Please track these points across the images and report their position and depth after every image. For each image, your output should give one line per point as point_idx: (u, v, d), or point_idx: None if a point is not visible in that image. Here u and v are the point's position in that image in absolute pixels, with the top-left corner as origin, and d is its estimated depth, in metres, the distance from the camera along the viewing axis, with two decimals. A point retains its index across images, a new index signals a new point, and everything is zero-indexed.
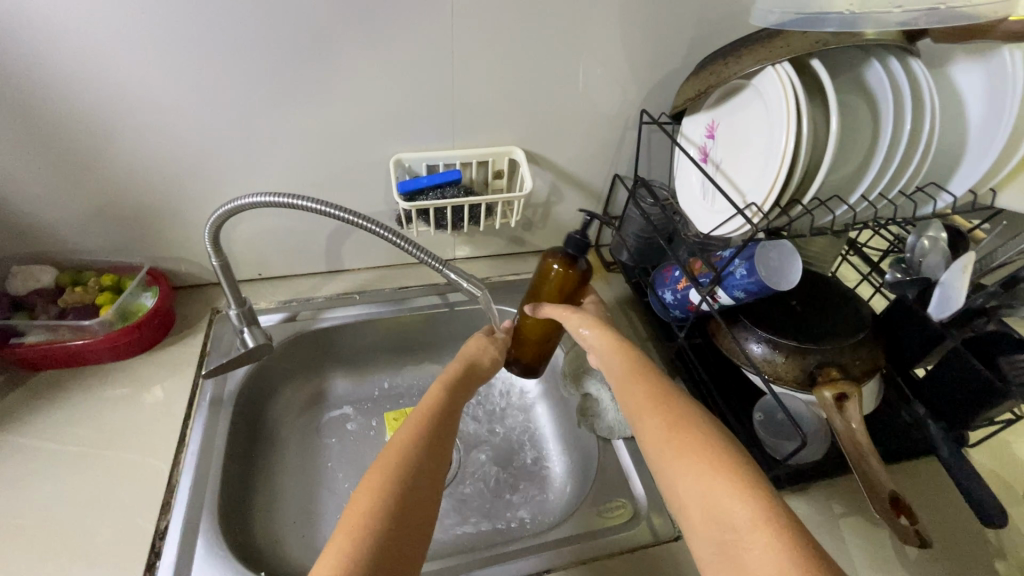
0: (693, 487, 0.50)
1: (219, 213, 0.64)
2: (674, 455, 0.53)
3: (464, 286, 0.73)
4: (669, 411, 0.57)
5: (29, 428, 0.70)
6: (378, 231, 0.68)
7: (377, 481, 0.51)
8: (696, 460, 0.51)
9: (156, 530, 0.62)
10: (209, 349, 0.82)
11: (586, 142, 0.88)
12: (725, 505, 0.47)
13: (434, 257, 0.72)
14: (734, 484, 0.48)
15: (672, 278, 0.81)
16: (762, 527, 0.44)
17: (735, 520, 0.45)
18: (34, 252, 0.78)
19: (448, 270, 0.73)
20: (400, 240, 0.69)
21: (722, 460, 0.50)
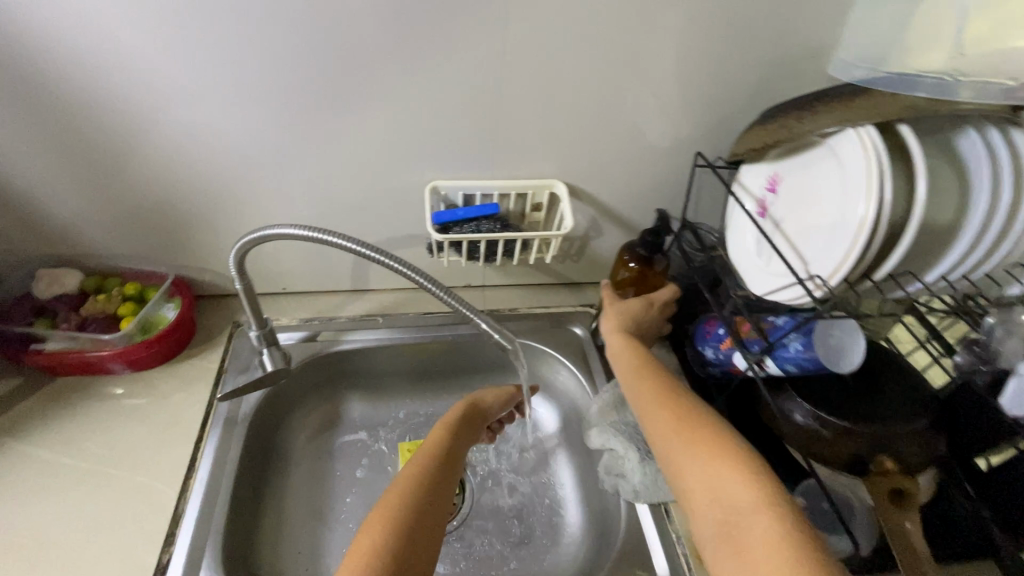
0: (698, 473, 0.56)
1: (244, 241, 0.62)
2: (681, 444, 0.59)
3: (482, 324, 0.72)
4: (671, 405, 0.64)
5: (42, 437, 0.69)
6: (407, 272, 0.66)
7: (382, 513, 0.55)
8: (707, 448, 0.57)
9: (157, 563, 0.61)
10: (226, 365, 0.80)
11: (632, 179, 0.83)
12: (728, 487, 0.53)
13: (451, 295, 0.69)
14: (736, 470, 0.54)
15: (715, 333, 0.75)
16: (760, 509, 0.50)
17: (738, 498, 0.52)
18: (62, 255, 0.77)
19: (467, 309, 0.71)
20: (424, 280, 0.68)
21: (723, 451, 0.56)
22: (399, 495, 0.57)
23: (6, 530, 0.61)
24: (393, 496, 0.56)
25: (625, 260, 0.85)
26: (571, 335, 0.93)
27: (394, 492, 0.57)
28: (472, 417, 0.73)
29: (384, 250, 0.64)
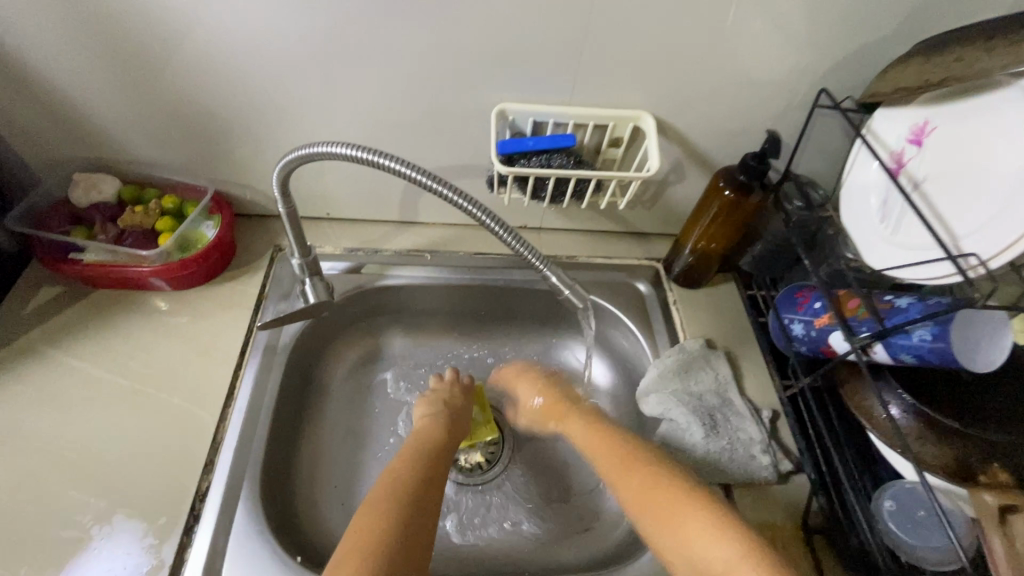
0: (671, 541, 0.57)
1: (290, 158, 0.54)
2: (660, 526, 0.58)
3: (535, 262, 0.64)
4: (652, 480, 0.61)
5: (83, 351, 0.67)
6: (469, 208, 0.58)
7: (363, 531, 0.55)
8: (671, 511, 0.58)
9: (196, 490, 0.59)
10: (267, 291, 0.76)
11: (731, 117, 0.71)
12: (701, 552, 0.54)
13: (503, 228, 0.62)
14: (698, 502, 0.58)
15: (809, 306, 0.67)
16: (739, 563, 0.52)
17: (719, 563, 0.53)
18: (98, 159, 0.72)
19: (519, 244, 0.63)
20: (479, 213, 0.60)
21: (687, 497, 0.58)
22: (376, 517, 0.57)
23: (50, 441, 0.60)
24: (371, 513, 0.57)
25: (718, 187, 0.73)
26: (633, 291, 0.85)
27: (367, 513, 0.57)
28: (443, 420, 0.72)
29: (450, 183, 0.57)
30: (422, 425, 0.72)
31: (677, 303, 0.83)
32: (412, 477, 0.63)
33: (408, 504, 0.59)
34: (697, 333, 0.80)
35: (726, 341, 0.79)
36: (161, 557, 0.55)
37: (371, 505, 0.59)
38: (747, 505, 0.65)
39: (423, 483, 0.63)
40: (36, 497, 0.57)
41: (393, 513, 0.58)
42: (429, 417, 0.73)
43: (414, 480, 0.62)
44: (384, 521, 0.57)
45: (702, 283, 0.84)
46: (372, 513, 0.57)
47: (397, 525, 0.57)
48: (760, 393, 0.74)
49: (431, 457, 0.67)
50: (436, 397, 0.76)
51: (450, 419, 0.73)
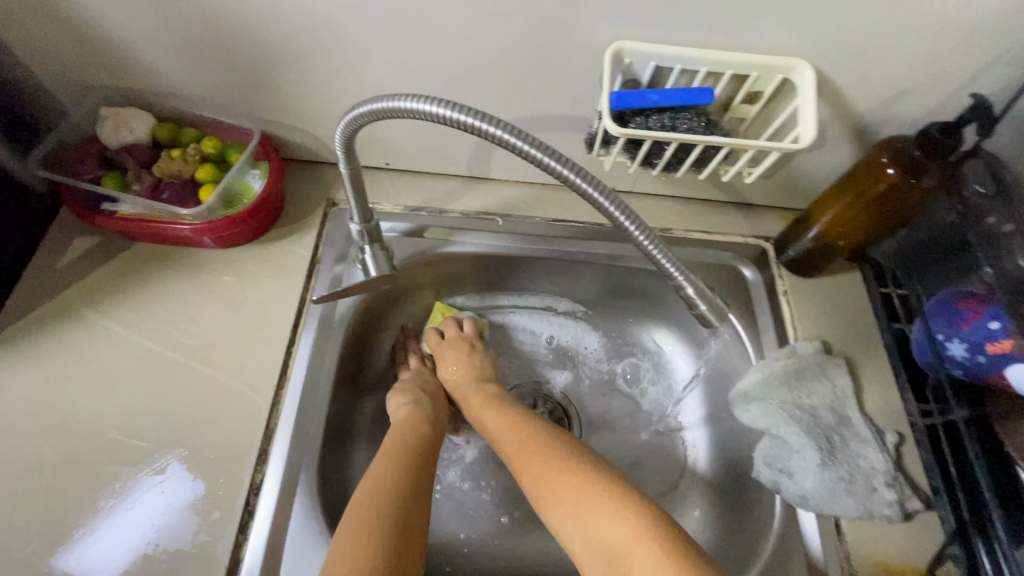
0: (561, 517, 0.51)
1: (361, 113, 0.42)
2: (548, 498, 0.53)
3: (638, 238, 0.46)
4: (542, 450, 0.56)
5: (124, 315, 0.60)
6: (586, 189, 0.44)
7: (355, 541, 0.48)
8: (562, 489, 0.52)
9: (250, 482, 0.54)
10: (320, 254, 0.66)
11: (910, 70, 0.54)
12: (602, 528, 0.49)
13: (598, 187, 0.44)
14: (599, 487, 0.51)
15: (977, 325, 0.54)
16: (640, 541, 0.47)
17: (611, 538, 0.48)
18: (129, 89, 0.61)
19: (619, 211, 0.45)
20: (573, 175, 0.43)
21: (579, 470, 0.53)
22: (362, 531, 0.48)
23: (95, 417, 0.55)
24: (359, 521, 0.49)
25: (879, 162, 0.60)
26: (736, 275, 0.72)
27: (362, 513, 0.50)
28: (420, 413, 0.64)
29: (532, 135, 0.42)
30: (403, 415, 0.63)
31: (788, 294, 0.70)
32: (392, 477, 0.54)
33: (392, 513, 0.51)
34: (812, 332, 0.68)
35: (847, 345, 0.67)
36: (216, 555, 0.50)
37: (358, 511, 0.50)
38: (861, 544, 0.57)
39: (405, 485, 0.54)
40: (84, 479, 0.52)
41: (377, 525, 0.49)
42: (409, 406, 0.64)
43: (395, 484, 0.53)
44: (367, 537, 0.48)
45: (816, 272, 0.71)
46: (357, 524, 0.49)
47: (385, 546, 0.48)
48: (885, 411, 0.63)
49: (417, 455, 0.58)
50: (413, 381, 0.68)
51: (427, 412, 0.64)
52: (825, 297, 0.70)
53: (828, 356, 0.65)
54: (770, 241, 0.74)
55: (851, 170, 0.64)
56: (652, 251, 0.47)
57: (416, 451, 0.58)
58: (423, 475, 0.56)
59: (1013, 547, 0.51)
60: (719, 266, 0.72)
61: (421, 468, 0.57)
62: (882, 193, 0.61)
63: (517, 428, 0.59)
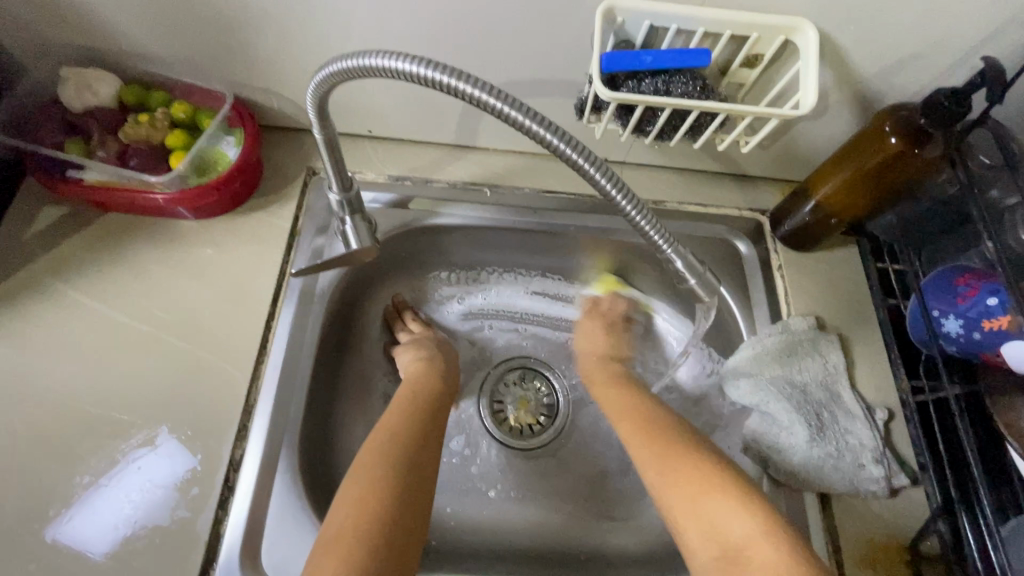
0: (689, 517, 0.51)
1: (333, 72, 0.39)
2: (682, 495, 0.52)
3: (624, 207, 0.44)
4: (661, 440, 0.56)
5: (97, 288, 0.58)
6: (578, 159, 0.41)
7: (361, 488, 0.48)
8: (688, 484, 0.52)
9: (229, 458, 0.53)
10: (301, 226, 0.64)
11: (918, 32, 0.52)
12: (725, 522, 0.49)
13: (583, 153, 0.41)
14: (720, 483, 0.51)
15: (974, 301, 0.52)
16: (761, 538, 0.47)
17: (735, 530, 0.48)
18: (92, 49, 0.58)
19: (607, 180, 0.42)
20: (558, 140, 0.40)
21: (689, 460, 0.54)
22: (372, 475, 0.49)
23: (69, 393, 0.54)
24: (371, 469, 0.50)
25: (881, 132, 0.57)
26: (730, 249, 0.70)
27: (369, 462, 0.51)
28: (431, 369, 0.64)
29: (513, 97, 0.39)
30: (415, 369, 0.63)
31: (782, 268, 0.69)
32: (405, 428, 0.55)
33: (406, 461, 0.52)
34: (805, 308, 0.66)
35: (840, 320, 0.66)
36: (196, 531, 0.50)
37: (370, 459, 0.51)
38: (845, 520, 0.57)
39: (418, 434, 0.55)
40: (60, 455, 0.51)
41: (390, 471, 0.50)
42: (422, 361, 0.64)
43: (410, 435, 0.54)
44: (379, 482, 0.49)
45: (812, 247, 0.69)
46: (370, 470, 0.50)
47: (397, 487, 0.49)
48: (875, 387, 0.62)
49: (429, 409, 0.59)
50: (421, 339, 0.67)
51: (438, 370, 0.64)
52: (819, 272, 0.68)
53: (822, 333, 0.64)
54: (766, 215, 0.72)
55: (854, 139, 0.60)
56: (640, 221, 0.44)
57: (431, 407, 0.59)
58: (431, 427, 0.57)
59: (998, 524, 0.49)
60: (712, 239, 0.70)
61: (434, 422, 0.58)
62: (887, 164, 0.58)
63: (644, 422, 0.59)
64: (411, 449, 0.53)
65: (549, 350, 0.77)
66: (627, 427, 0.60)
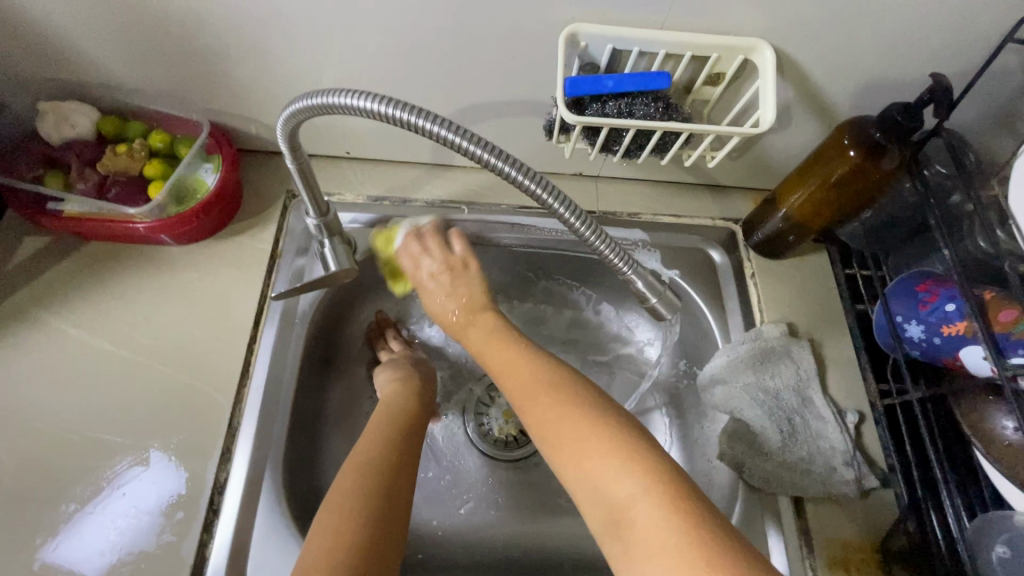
0: (578, 480, 0.44)
1: (300, 109, 0.41)
2: (563, 444, 0.45)
3: (574, 224, 0.45)
4: (555, 400, 0.47)
5: (79, 317, 0.59)
6: (534, 192, 0.43)
7: (341, 512, 0.48)
8: (574, 437, 0.45)
9: (214, 481, 0.54)
10: (281, 248, 0.65)
11: (875, 49, 0.54)
12: (601, 477, 0.42)
13: (537, 180, 0.43)
14: (591, 433, 0.44)
15: (933, 307, 0.54)
16: (651, 495, 0.40)
17: (618, 490, 0.41)
18: (70, 82, 0.59)
19: (563, 207, 0.44)
20: (513, 170, 0.42)
21: (584, 414, 0.46)
22: (349, 504, 0.49)
23: (54, 421, 0.55)
24: (349, 499, 0.49)
25: (842, 144, 0.59)
26: (704, 258, 0.72)
27: (348, 486, 0.50)
28: (408, 391, 0.64)
29: (468, 130, 0.40)
30: (391, 390, 0.64)
31: (755, 276, 0.70)
32: (386, 450, 0.55)
33: (383, 488, 0.51)
34: (778, 315, 0.68)
35: (812, 326, 0.67)
36: (181, 555, 0.51)
37: (347, 487, 0.50)
38: (818, 522, 0.58)
39: (394, 460, 0.54)
40: (45, 484, 0.52)
41: (369, 494, 0.50)
42: (398, 382, 0.65)
43: (385, 461, 0.54)
44: (357, 511, 0.48)
45: (784, 255, 0.71)
46: (344, 499, 0.49)
47: (373, 515, 0.48)
48: (846, 391, 0.64)
49: (402, 433, 0.58)
50: (399, 361, 0.68)
51: (416, 388, 0.65)
52: (790, 278, 0.70)
53: (794, 339, 0.65)
54: (738, 224, 0.73)
55: (817, 150, 0.62)
56: (596, 242, 0.46)
57: (406, 429, 0.59)
58: (409, 445, 0.57)
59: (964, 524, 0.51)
60: (686, 249, 0.72)
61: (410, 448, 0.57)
62: (850, 175, 0.59)
63: (540, 375, 0.50)
64: (388, 477, 0.52)
65: None
66: (512, 386, 0.52)
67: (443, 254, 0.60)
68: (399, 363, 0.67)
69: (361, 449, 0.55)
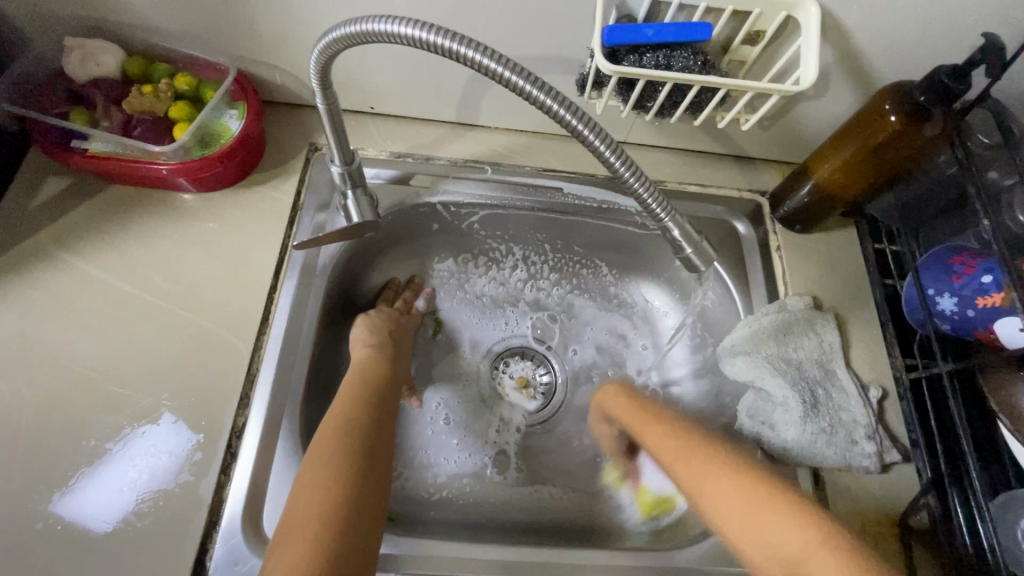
0: (753, 542, 0.47)
1: (336, 36, 0.39)
2: (741, 526, 0.48)
3: (627, 178, 0.44)
4: (728, 466, 0.52)
5: (101, 259, 0.59)
6: (592, 143, 0.43)
7: (327, 474, 0.48)
8: (751, 501, 0.48)
9: (232, 425, 0.54)
10: (302, 201, 0.65)
11: (922, 7, 0.52)
12: (780, 538, 0.45)
13: (583, 119, 0.41)
14: (770, 505, 0.47)
15: (969, 279, 0.53)
16: (819, 549, 0.44)
17: (789, 545, 0.45)
18: (96, 20, 0.58)
19: (615, 156, 0.43)
20: (556, 104, 0.41)
21: (740, 476, 0.50)
22: (333, 467, 0.48)
23: (74, 359, 0.55)
24: (322, 465, 0.48)
25: (882, 110, 0.57)
26: (730, 229, 0.70)
27: (330, 449, 0.50)
28: (383, 358, 0.62)
29: (501, 54, 0.39)
30: (364, 356, 0.62)
31: (780, 249, 0.69)
32: (364, 412, 0.55)
33: (349, 455, 0.50)
34: (803, 288, 0.67)
35: (836, 300, 0.66)
36: (199, 495, 0.51)
37: (321, 452, 0.49)
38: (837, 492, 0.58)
39: (366, 427, 0.53)
40: (66, 420, 0.52)
41: (355, 456, 0.50)
42: (372, 349, 0.62)
43: (358, 424, 0.53)
44: (329, 480, 0.47)
45: (811, 229, 0.69)
46: (328, 461, 0.48)
47: (357, 482, 0.48)
48: (869, 365, 0.63)
49: (368, 399, 0.56)
50: (377, 323, 0.66)
51: (388, 354, 0.63)
52: (818, 253, 0.69)
53: (819, 313, 0.64)
54: (766, 196, 0.72)
55: (854, 118, 0.61)
56: (642, 194, 0.45)
57: (379, 394, 0.58)
58: (384, 409, 0.57)
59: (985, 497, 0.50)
60: (712, 220, 0.71)
61: (384, 415, 0.56)
62: (887, 142, 0.58)
63: (696, 448, 0.55)
64: (361, 442, 0.52)
65: (540, 328, 0.78)
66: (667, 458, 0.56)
67: (383, 320, 0.67)
68: (371, 326, 0.65)
69: (336, 413, 0.54)
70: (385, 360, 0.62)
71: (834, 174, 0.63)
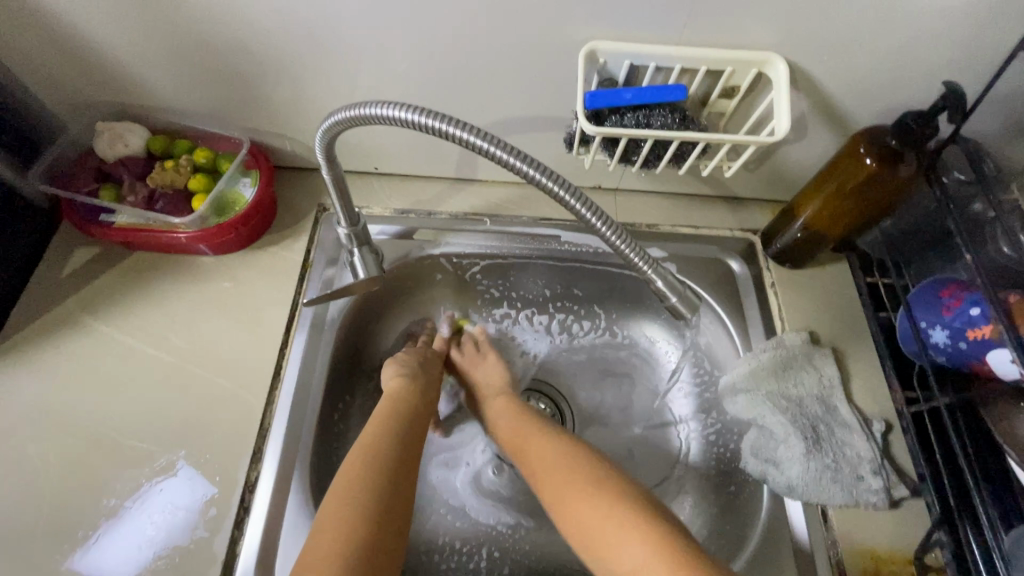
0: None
1: (338, 120, 0.44)
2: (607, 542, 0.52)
3: (601, 228, 0.46)
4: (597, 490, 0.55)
5: (125, 323, 0.63)
6: (570, 205, 0.46)
7: (347, 516, 0.49)
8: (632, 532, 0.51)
9: (245, 481, 0.56)
10: (312, 259, 0.68)
11: (885, 60, 0.55)
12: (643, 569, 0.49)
13: (565, 185, 0.45)
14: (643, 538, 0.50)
15: (957, 311, 0.54)
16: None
17: None
18: (124, 105, 0.64)
19: (588, 211, 0.46)
20: (535, 172, 0.44)
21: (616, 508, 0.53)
22: (350, 506, 0.49)
23: (97, 420, 0.58)
24: (341, 503, 0.50)
25: (857, 153, 0.60)
26: (723, 268, 0.72)
27: (352, 486, 0.51)
28: (413, 386, 0.64)
29: (491, 133, 0.43)
30: (397, 383, 0.63)
31: (775, 285, 0.70)
32: (392, 447, 0.56)
33: (370, 496, 0.51)
34: (798, 324, 0.68)
35: (833, 335, 0.67)
36: (212, 551, 0.52)
37: (341, 491, 0.51)
38: (847, 531, 0.57)
39: (388, 461, 0.54)
40: (87, 480, 0.55)
41: (376, 498, 0.51)
42: (404, 376, 0.64)
43: (383, 461, 0.54)
44: (350, 517, 0.49)
45: (804, 264, 0.71)
46: (350, 502, 0.50)
47: (373, 527, 0.49)
48: (871, 399, 0.63)
49: (395, 432, 0.58)
50: (408, 358, 0.68)
51: (419, 387, 0.64)
52: (812, 288, 0.70)
53: (815, 348, 0.65)
54: (757, 234, 0.74)
55: (833, 159, 0.63)
56: (622, 247, 0.47)
57: (406, 425, 0.59)
58: (412, 441, 0.58)
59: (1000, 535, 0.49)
60: (705, 259, 0.73)
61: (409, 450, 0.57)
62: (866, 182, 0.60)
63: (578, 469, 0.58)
64: (385, 480, 0.53)
65: (548, 366, 0.79)
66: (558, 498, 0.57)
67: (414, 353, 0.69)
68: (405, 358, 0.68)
69: (364, 447, 0.55)
70: (420, 391, 0.64)
71: (820, 212, 0.65)
